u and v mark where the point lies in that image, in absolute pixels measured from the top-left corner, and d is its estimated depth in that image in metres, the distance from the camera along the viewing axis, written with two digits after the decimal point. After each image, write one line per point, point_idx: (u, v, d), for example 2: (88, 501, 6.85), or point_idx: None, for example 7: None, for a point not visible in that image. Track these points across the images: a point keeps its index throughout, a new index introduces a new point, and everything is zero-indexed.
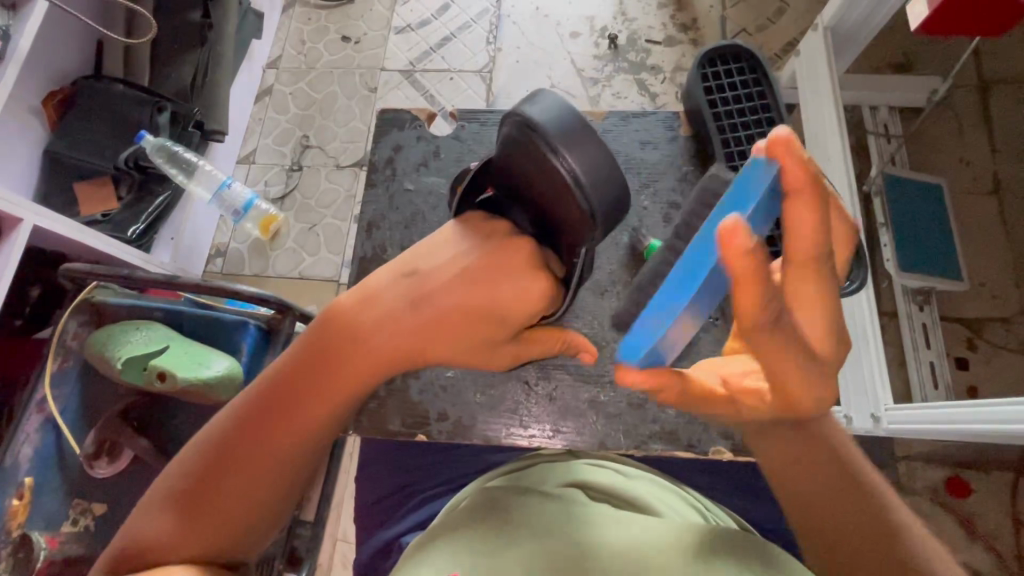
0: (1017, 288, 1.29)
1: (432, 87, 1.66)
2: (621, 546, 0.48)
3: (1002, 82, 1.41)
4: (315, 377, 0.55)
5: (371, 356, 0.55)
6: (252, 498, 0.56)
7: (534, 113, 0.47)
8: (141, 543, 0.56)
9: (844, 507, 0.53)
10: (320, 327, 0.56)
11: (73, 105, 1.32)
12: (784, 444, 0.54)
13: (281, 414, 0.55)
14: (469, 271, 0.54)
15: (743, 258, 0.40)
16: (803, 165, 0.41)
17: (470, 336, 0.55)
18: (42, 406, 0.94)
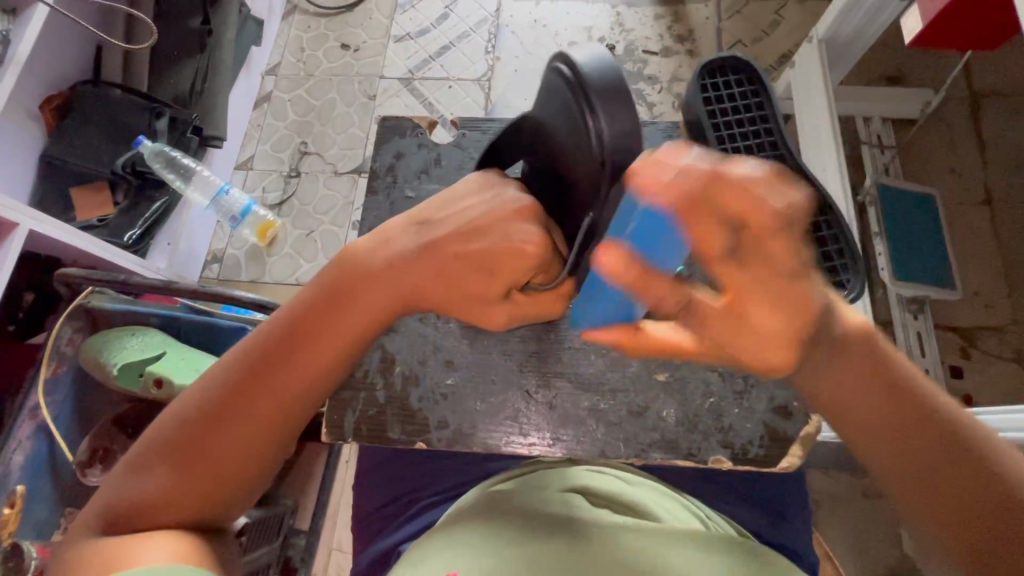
0: (1009, 298, 1.30)
1: (430, 95, 1.67)
2: (628, 550, 0.47)
3: (992, 95, 1.44)
4: (316, 326, 0.56)
5: (372, 304, 0.56)
6: (248, 445, 0.57)
7: (578, 60, 0.47)
8: (132, 501, 0.55)
9: (906, 435, 0.50)
10: (323, 277, 0.57)
11: (71, 110, 1.32)
12: (830, 377, 0.52)
13: (282, 362, 0.56)
14: (475, 220, 0.54)
15: (621, 267, 0.44)
16: (672, 177, 0.39)
17: (460, 292, 0.55)
18: (36, 412, 0.92)
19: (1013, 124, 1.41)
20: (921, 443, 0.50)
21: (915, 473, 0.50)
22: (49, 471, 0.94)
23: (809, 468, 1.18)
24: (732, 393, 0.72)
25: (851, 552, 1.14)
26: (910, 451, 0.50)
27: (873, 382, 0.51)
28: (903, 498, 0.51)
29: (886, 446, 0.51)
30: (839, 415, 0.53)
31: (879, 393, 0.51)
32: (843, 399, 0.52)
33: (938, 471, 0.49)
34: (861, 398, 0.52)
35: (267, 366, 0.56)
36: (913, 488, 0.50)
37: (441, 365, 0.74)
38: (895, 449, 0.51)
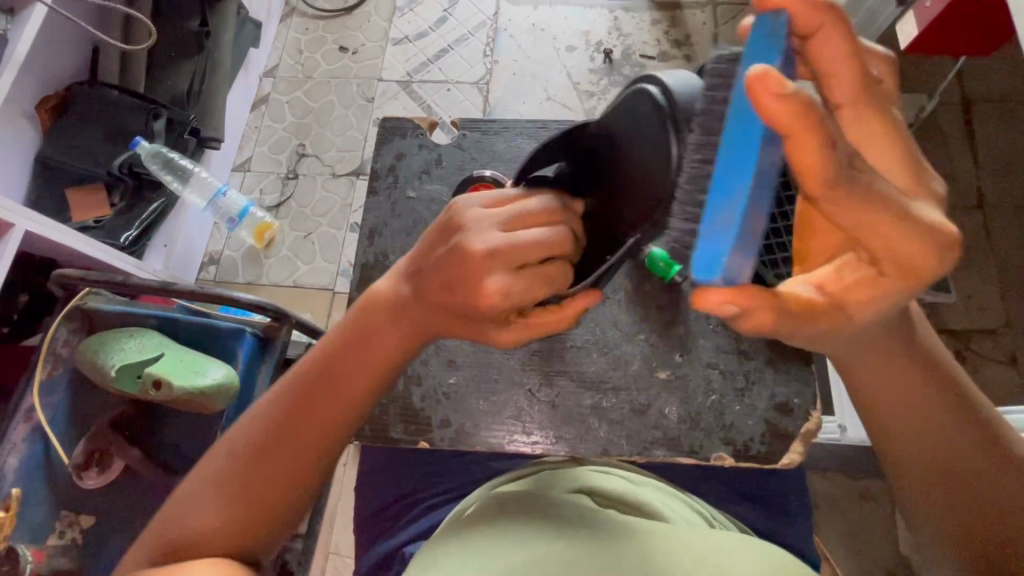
0: (1002, 299, 1.32)
1: (429, 98, 1.68)
2: (638, 554, 0.47)
3: (983, 101, 1.46)
4: (359, 351, 0.57)
5: (405, 329, 0.57)
6: (299, 471, 0.57)
7: (672, 86, 0.51)
8: (184, 535, 0.55)
9: (941, 432, 0.52)
10: (360, 306, 0.58)
11: (67, 111, 1.31)
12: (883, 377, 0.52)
13: (329, 387, 0.57)
14: (451, 271, 0.52)
15: (784, 103, 0.33)
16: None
17: (459, 326, 0.55)
18: (31, 414, 0.91)
19: (1004, 130, 1.43)
20: (944, 427, 0.52)
21: (948, 468, 0.53)
22: (44, 473, 0.93)
23: (808, 469, 1.18)
24: (733, 392, 0.72)
25: (849, 552, 1.14)
26: (933, 436, 0.53)
27: (918, 372, 0.51)
28: (918, 479, 0.54)
29: (913, 435, 0.53)
30: (888, 417, 0.53)
31: (922, 382, 0.52)
32: (888, 391, 0.52)
33: (965, 467, 0.52)
34: (907, 395, 0.52)
35: (314, 390, 0.57)
36: (935, 472, 0.53)
37: (443, 364, 0.74)
38: (921, 437, 0.53)
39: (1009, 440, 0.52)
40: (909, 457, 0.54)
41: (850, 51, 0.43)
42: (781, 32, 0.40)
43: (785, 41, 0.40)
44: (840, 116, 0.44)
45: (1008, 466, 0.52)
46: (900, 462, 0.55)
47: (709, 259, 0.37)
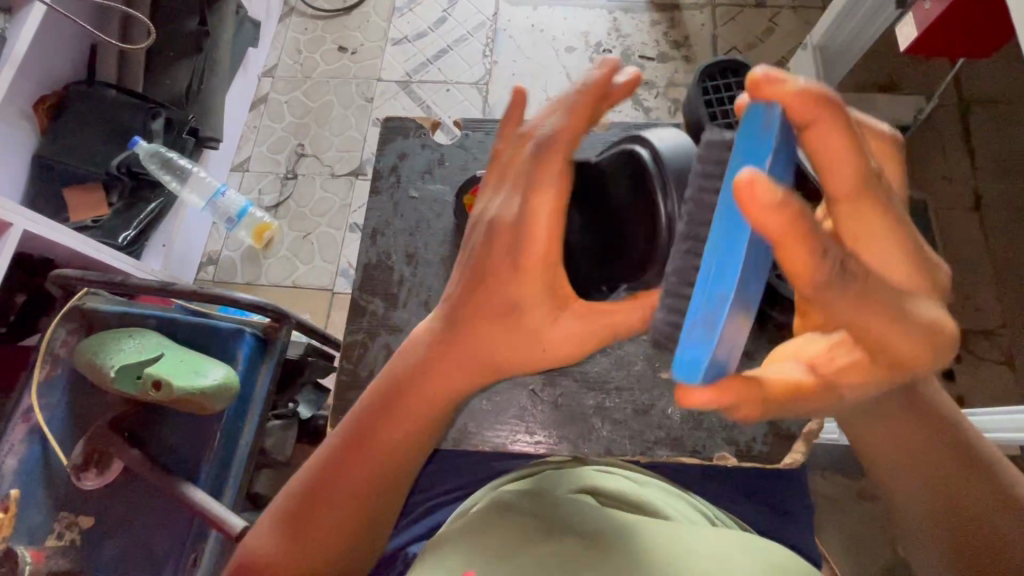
0: (999, 300, 1.33)
1: (428, 98, 1.68)
2: (641, 551, 0.47)
3: (980, 103, 1.46)
4: (401, 405, 0.55)
5: (457, 367, 0.52)
6: (348, 524, 0.56)
7: (663, 148, 0.52)
8: (253, 559, 0.56)
9: (947, 483, 0.53)
10: (420, 338, 0.55)
11: (65, 110, 1.30)
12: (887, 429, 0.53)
13: (376, 431, 0.55)
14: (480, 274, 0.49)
15: (771, 212, 0.30)
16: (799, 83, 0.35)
17: (503, 332, 0.49)
18: (29, 415, 0.93)
19: (1000, 131, 1.44)
20: (946, 477, 0.53)
21: (959, 515, 0.53)
22: (43, 474, 0.92)
23: (808, 469, 1.19)
24: None
25: (848, 551, 1.15)
26: (937, 485, 0.53)
27: (920, 427, 0.52)
28: (923, 523, 0.55)
29: (917, 483, 0.54)
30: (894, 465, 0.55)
31: (924, 435, 0.52)
32: (889, 443, 0.54)
33: (966, 515, 0.53)
34: (913, 445, 0.53)
35: (357, 446, 0.56)
36: (936, 516, 0.54)
37: None
38: (925, 486, 0.54)
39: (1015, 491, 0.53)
40: (912, 502, 0.55)
41: (852, 143, 0.37)
42: (774, 128, 0.35)
43: (779, 137, 0.35)
44: (838, 209, 0.41)
45: (1011, 515, 0.52)
46: (905, 506, 0.56)
47: (689, 361, 0.36)
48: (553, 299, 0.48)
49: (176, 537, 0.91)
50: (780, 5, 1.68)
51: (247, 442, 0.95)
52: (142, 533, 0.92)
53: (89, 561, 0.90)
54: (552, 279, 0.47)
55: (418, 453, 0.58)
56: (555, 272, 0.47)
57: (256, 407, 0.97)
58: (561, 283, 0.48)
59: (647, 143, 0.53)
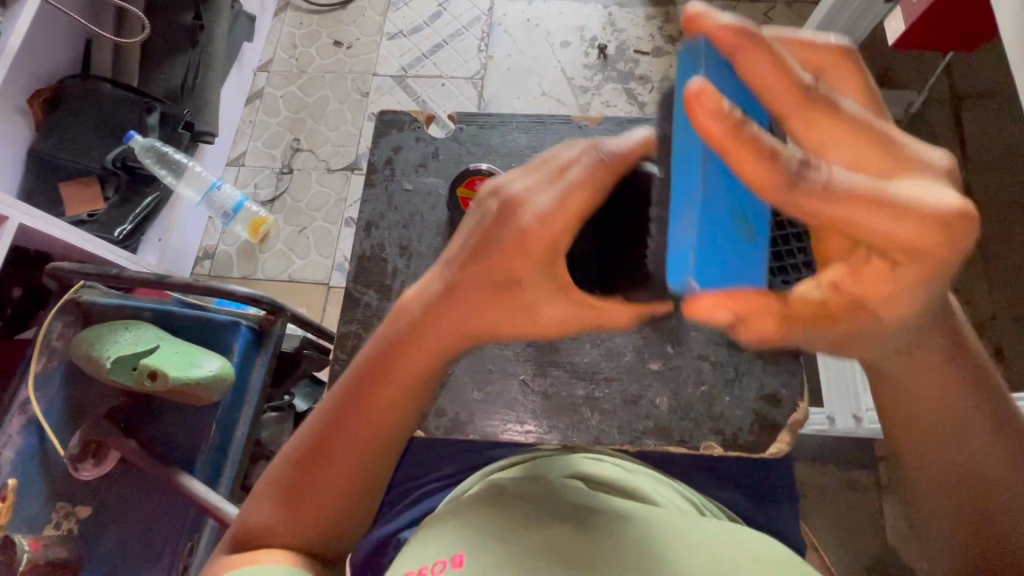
0: (989, 294, 1.34)
1: (423, 93, 1.68)
2: (621, 537, 0.48)
3: (972, 97, 1.48)
4: (390, 371, 0.54)
5: (455, 340, 0.51)
6: (342, 490, 0.57)
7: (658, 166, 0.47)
8: (249, 531, 0.57)
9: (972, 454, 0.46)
10: (414, 304, 0.52)
11: (60, 105, 1.31)
12: (920, 386, 0.45)
13: (366, 398, 0.55)
14: (478, 241, 0.47)
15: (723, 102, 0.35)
16: (722, 114, 0.30)
17: (499, 312, 0.47)
18: (26, 406, 0.94)
19: (992, 125, 1.45)
20: (964, 446, 0.46)
21: (977, 487, 0.47)
22: (40, 465, 0.93)
23: (797, 460, 1.20)
24: (723, 381, 0.74)
25: (837, 541, 1.16)
26: (955, 456, 0.47)
27: (949, 383, 0.44)
28: (932, 495, 0.49)
29: (933, 451, 0.47)
30: (911, 437, 0.48)
31: (952, 395, 0.45)
32: (914, 399, 0.46)
33: (985, 489, 0.47)
34: (934, 406, 0.46)
35: (349, 412, 0.56)
36: (952, 493, 0.48)
37: None
38: (943, 453, 0.47)
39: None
40: (925, 473, 0.49)
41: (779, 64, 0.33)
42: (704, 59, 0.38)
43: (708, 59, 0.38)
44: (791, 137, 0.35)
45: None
46: (917, 479, 0.50)
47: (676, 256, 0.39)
48: (555, 281, 0.45)
49: (173, 528, 0.92)
50: (774, 0, 1.68)
51: (244, 433, 0.96)
52: (139, 524, 0.92)
53: (87, 551, 0.91)
54: (553, 265, 0.45)
55: (410, 419, 0.58)
56: (557, 260, 0.45)
57: (252, 398, 0.98)
58: (560, 270, 0.45)
59: (663, 164, 0.48)
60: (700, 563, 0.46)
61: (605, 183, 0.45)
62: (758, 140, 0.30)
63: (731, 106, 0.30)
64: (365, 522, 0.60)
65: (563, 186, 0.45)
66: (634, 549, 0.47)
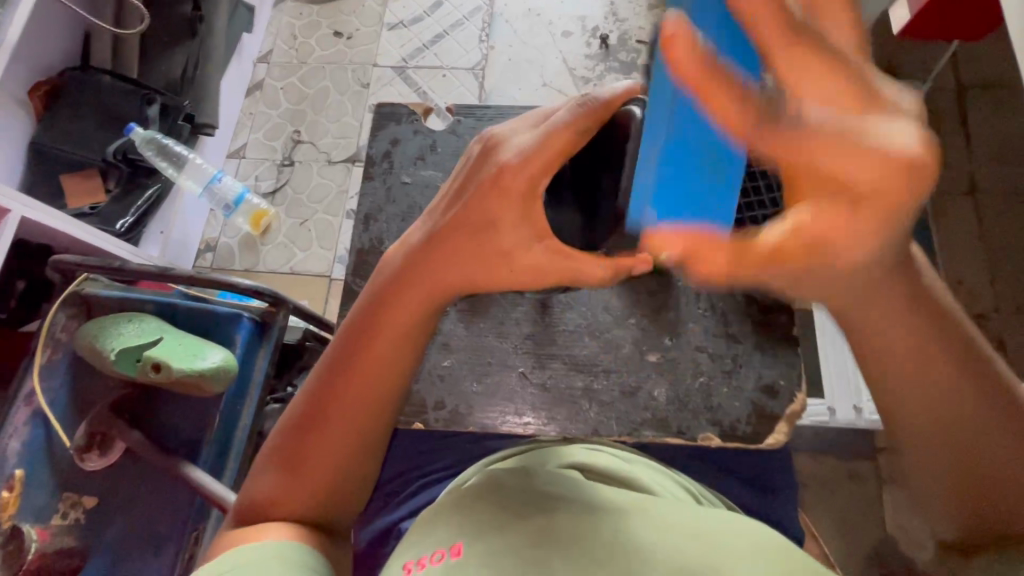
0: (991, 286, 1.34)
1: (424, 84, 1.67)
2: (616, 521, 0.49)
3: (978, 88, 1.46)
4: (378, 330, 0.56)
5: (437, 289, 0.53)
6: (343, 455, 0.58)
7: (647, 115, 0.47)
8: (252, 505, 0.58)
9: (968, 432, 0.45)
10: (403, 258, 0.56)
11: (60, 96, 1.30)
12: (907, 353, 0.44)
13: (354, 354, 0.56)
14: (461, 195, 0.51)
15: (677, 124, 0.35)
16: (696, 55, 0.29)
17: (476, 254, 0.50)
18: (32, 398, 0.95)
19: (998, 116, 1.44)
20: (945, 396, 0.44)
21: (976, 465, 0.45)
22: (46, 456, 0.95)
23: (796, 452, 1.21)
24: (721, 373, 0.74)
25: (837, 532, 1.17)
26: (949, 427, 0.45)
27: (915, 326, 0.43)
28: (923, 449, 0.47)
29: (916, 398, 0.45)
30: (904, 413, 0.46)
31: (923, 342, 0.44)
32: (889, 349, 0.44)
33: (983, 468, 0.45)
34: (926, 380, 0.44)
35: (342, 376, 0.56)
36: (949, 472, 0.46)
37: (438, 348, 0.76)
38: (927, 404, 0.45)
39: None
40: (927, 451, 0.47)
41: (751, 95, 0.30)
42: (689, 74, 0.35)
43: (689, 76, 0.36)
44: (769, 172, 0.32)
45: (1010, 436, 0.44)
46: (915, 458, 0.48)
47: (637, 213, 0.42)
48: (530, 226, 0.48)
49: (178, 517, 0.93)
50: None
51: (248, 422, 0.97)
52: (144, 513, 0.94)
53: (94, 539, 0.92)
54: (529, 208, 0.47)
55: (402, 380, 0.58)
56: (534, 203, 0.47)
57: (254, 392, 0.98)
58: (537, 215, 0.47)
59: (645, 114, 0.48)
60: (710, 555, 0.45)
61: (585, 132, 0.47)
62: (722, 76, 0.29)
63: (704, 43, 0.29)
64: (363, 492, 0.61)
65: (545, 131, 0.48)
66: (638, 543, 0.46)
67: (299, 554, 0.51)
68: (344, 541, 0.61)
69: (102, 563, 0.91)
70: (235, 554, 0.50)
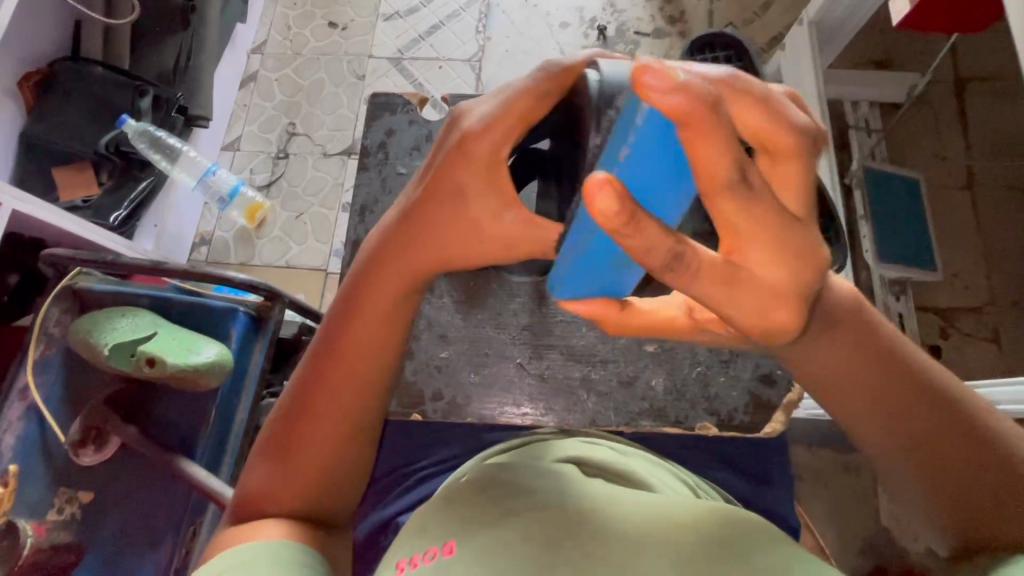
0: (987, 278, 1.34)
1: (421, 75, 1.66)
2: (619, 516, 0.48)
3: (975, 80, 1.46)
4: (357, 316, 0.55)
5: (410, 265, 0.52)
6: (332, 445, 0.57)
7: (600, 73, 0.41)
8: (244, 496, 0.58)
9: (919, 425, 0.48)
10: (373, 235, 0.54)
11: (51, 88, 1.28)
12: (838, 367, 0.48)
13: (339, 344, 0.56)
14: (430, 168, 0.48)
15: (610, 218, 0.32)
16: (677, 86, 0.28)
17: (446, 224, 0.47)
18: (25, 393, 0.94)
19: (995, 108, 1.44)
20: (901, 405, 0.48)
21: (938, 456, 0.48)
22: (39, 451, 0.94)
23: (792, 444, 1.21)
24: (719, 363, 0.74)
25: (832, 522, 1.18)
26: (901, 424, 0.48)
27: (858, 345, 0.47)
28: (887, 456, 0.50)
29: (859, 402, 0.49)
30: (856, 419, 0.50)
31: (870, 359, 0.48)
32: (838, 371, 0.48)
33: (944, 457, 0.48)
34: (862, 385, 0.48)
35: (328, 363, 0.56)
36: (912, 467, 0.49)
37: (435, 338, 0.76)
38: (879, 412, 0.49)
39: (973, 409, 0.48)
40: (886, 450, 0.50)
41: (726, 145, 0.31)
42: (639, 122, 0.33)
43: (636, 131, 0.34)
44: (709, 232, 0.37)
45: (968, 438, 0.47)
46: (877, 456, 0.51)
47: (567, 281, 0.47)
48: (499, 194, 0.45)
49: (175, 511, 0.92)
50: None
51: (244, 417, 0.96)
52: (141, 507, 0.93)
53: (90, 534, 0.92)
54: (496, 176, 0.44)
55: (391, 368, 0.58)
56: (500, 171, 0.44)
57: (250, 385, 0.97)
58: (504, 182, 0.44)
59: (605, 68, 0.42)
60: (709, 550, 0.44)
61: (551, 96, 0.42)
62: (715, 111, 0.29)
63: (685, 75, 0.29)
64: (357, 483, 0.61)
65: (508, 95, 0.43)
66: (636, 536, 0.46)
67: (292, 552, 0.51)
68: (341, 534, 0.61)
69: (98, 558, 0.91)
70: (225, 556, 0.50)
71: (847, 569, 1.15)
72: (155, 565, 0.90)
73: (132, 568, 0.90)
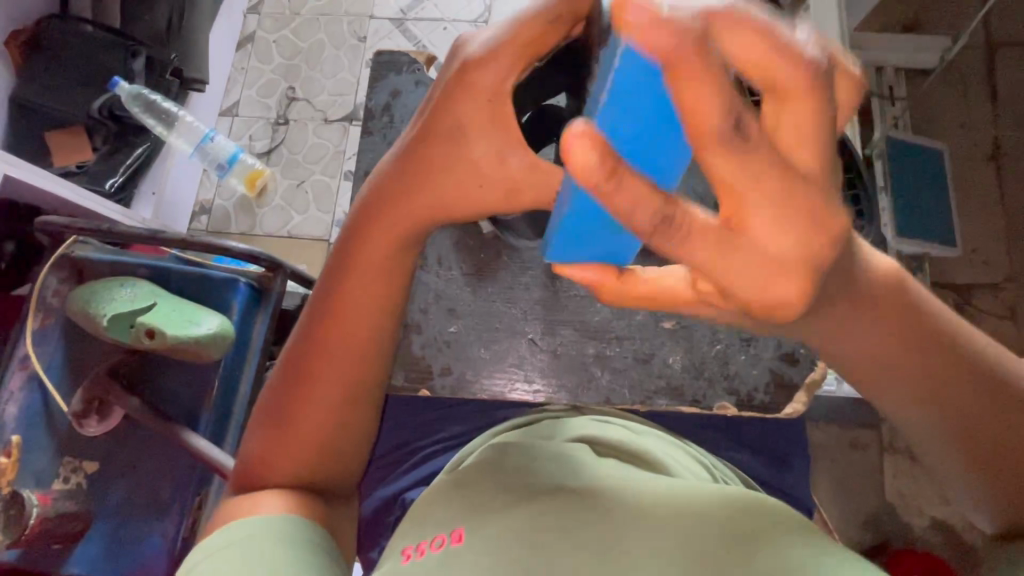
0: (1008, 253, 1.29)
1: (423, 37, 1.58)
2: (639, 504, 0.46)
3: (1007, 45, 1.39)
4: (354, 271, 0.53)
5: (411, 224, 0.50)
6: (335, 408, 0.55)
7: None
8: (248, 467, 0.56)
9: (942, 394, 0.42)
10: (375, 182, 0.51)
11: (39, 46, 1.22)
12: (859, 339, 0.41)
13: (342, 307, 0.53)
14: (428, 118, 0.44)
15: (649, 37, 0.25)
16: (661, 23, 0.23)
17: (442, 169, 0.44)
18: (26, 363, 0.95)
19: None
20: (936, 375, 0.42)
21: (983, 433, 0.43)
22: (43, 420, 0.94)
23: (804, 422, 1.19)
24: (741, 341, 0.72)
25: (837, 499, 1.17)
26: (929, 390, 0.42)
27: (881, 328, 0.41)
28: (922, 435, 0.45)
29: (860, 355, 0.42)
30: (870, 378, 0.43)
31: (893, 346, 0.41)
32: (858, 359, 0.42)
33: (988, 437, 0.43)
34: (869, 348, 0.42)
35: (327, 326, 0.54)
36: (938, 435, 0.44)
37: (443, 313, 0.73)
38: (901, 370, 0.42)
39: None
40: (912, 418, 0.45)
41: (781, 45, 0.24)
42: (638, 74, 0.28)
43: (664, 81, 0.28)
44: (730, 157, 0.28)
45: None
46: (904, 422, 0.46)
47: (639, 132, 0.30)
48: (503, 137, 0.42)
49: (180, 483, 0.92)
50: None
51: (247, 391, 0.96)
52: (146, 477, 0.93)
53: (96, 505, 0.91)
54: (498, 110, 0.41)
55: (394, 336, 0.56)
56: (505, 106, 0.41)
57: (253, 356, 0.97)
58: (511, 121, 0.42)
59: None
60: (726, 537, 0.42)
61: (561, 25, 0.39)
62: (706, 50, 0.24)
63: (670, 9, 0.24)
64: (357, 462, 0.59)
65: (518, 24, 0.40)
66: (645, 518, 0.45)
67: (305, 532, 0.50)
68: (342, 506, 0.59)
69: (103, 528, 0.91)
70: (233, 527, 0.50)
71: (849, 543, 1.14)
72: (161, 536, 0.89)
73: (138, 540, 0.90)
